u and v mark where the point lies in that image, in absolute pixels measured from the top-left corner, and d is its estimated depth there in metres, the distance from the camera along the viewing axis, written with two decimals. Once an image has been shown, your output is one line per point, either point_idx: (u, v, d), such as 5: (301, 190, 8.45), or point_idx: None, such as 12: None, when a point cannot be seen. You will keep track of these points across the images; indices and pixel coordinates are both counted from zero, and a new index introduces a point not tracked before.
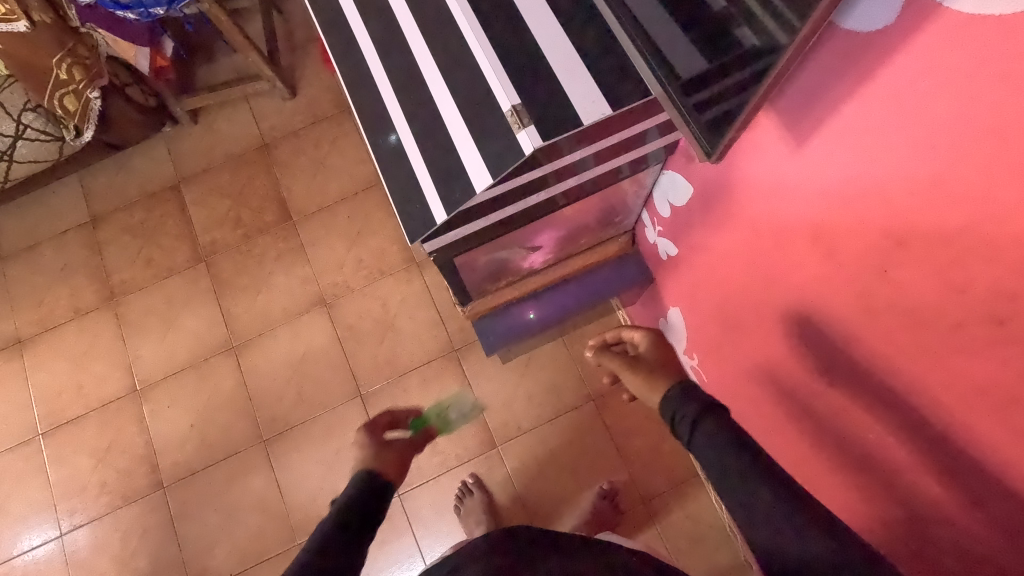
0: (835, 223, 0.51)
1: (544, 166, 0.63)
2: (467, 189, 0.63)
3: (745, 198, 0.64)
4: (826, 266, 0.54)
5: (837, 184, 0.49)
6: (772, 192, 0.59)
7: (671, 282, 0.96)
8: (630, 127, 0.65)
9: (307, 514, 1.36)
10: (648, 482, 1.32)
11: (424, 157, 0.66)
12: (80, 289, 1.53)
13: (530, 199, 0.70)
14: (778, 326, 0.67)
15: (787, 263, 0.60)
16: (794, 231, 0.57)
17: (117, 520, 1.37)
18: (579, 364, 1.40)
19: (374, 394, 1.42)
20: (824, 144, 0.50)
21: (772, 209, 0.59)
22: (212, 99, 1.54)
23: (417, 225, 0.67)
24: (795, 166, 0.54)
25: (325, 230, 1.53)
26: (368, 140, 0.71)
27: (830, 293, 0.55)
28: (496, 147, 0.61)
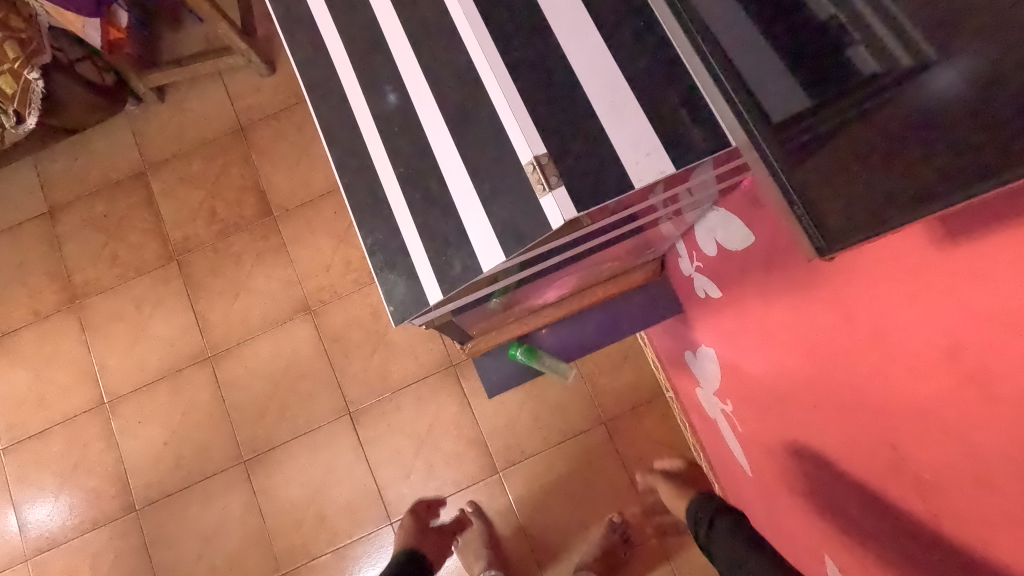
0: (997, 352, 0.34)
1: (567, 236, 0.53)
2: (470, 263, 0.54)
3: (841, 278, 0.48)
4: (973, 405, 0.38)
5: (1011, 301, 0.32)
6: (891, 284, 0.42)
7: (707, 322, 0.82)
8: (671, 183, 0.52)
9: (292, 542, 1.25)
10: (663, 514, 1.23)
11: (415, 219, 0.56)
12: (38, 289, 1.38)
13: (546, 247, 0.54)
14: (860, 428, 0.52)
15: (907, 381, 0.43)
16: (924, 346, 0.40)
17: (87, 545, 1.27)
18: (589, 384, 1.28)
19: (365, 412, 1.29)
20: (999, 251, 0.33)
21: (887, 308, 0.43)
22: (178, 75, 1.35)
23: (410, 299, 0.57)
24: (939, 267, 0.37)
25: (309, 227, 1.38)
26: (345, 188, 0.60)
27: (971, 437, 0.39)
28: (513, 208, 0.51)
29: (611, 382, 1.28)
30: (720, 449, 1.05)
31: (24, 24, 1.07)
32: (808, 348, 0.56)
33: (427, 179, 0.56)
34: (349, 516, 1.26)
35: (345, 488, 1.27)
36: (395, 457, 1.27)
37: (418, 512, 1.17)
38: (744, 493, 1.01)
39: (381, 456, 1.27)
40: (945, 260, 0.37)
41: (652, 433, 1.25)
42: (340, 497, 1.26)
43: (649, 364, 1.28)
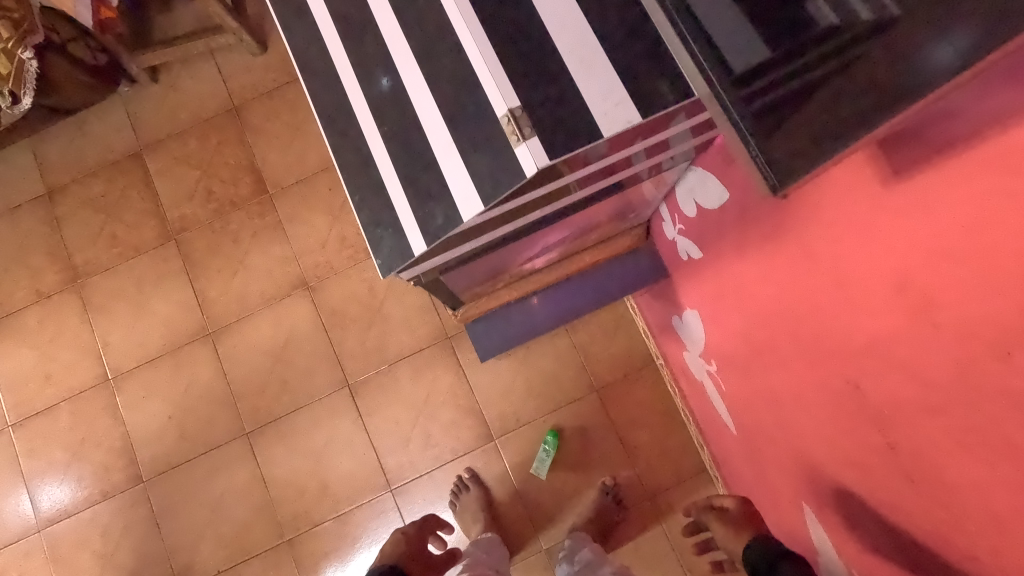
0: (936, 278, 0.38)
1: (547, 185, 0.55)
2: (452, 213, 0.55)
3: (802, 223, 0.51)
4: (918, 330, 0.41)
5: (948, 227, 0.35)
6: (845, 224, 0.45)
7: (692, 284, 0.84)
8: (646, 137, 0.55)
9: (295, 510, 1.29)
10: (654, 477, 1.27)
11: (399, 173, 0.57)
12: (40, 270, 1.41)
13: (528, 195, 0.55)
14: (826, 368, 0.55)
15: (861, 315, 0.47)
16: (875, 279, 0.43)
17: (96, 516, 1.31)
18: (582, 354, 1.31)
19: (363, 384, 1.33)
20: (936, 181, 0.36)
21: (843, 247, 0.46)
22: (171, 55, 1.36)
23: (397, 250, 0.58)
24: (885, 202, 0.40)
25: (304, 204, 1.39)
26: (331, 143, 0.60)
27: (919, 362, 0.42)
28: (491, 160, 0.53)
29: (603, 352, 1.31)
30: (706, 410, 1.09)
31: (17, 5, 1.06)
32: (778, 296, 0.59)
33: (410, 137, 0.57)
34: (350, 484, 1.30)
35: (345, 457, 1.30)
36: (393, 427, 1.31)
37: (410, 533, 1.10)
38: (730, 451, 1.06)
39: (380, 426, 1.31)
40: (891, 196, 0.40)
41: (643, 400, 1.29)
42: (340, 466, 1.30)
43: (639, 332, 1.31)
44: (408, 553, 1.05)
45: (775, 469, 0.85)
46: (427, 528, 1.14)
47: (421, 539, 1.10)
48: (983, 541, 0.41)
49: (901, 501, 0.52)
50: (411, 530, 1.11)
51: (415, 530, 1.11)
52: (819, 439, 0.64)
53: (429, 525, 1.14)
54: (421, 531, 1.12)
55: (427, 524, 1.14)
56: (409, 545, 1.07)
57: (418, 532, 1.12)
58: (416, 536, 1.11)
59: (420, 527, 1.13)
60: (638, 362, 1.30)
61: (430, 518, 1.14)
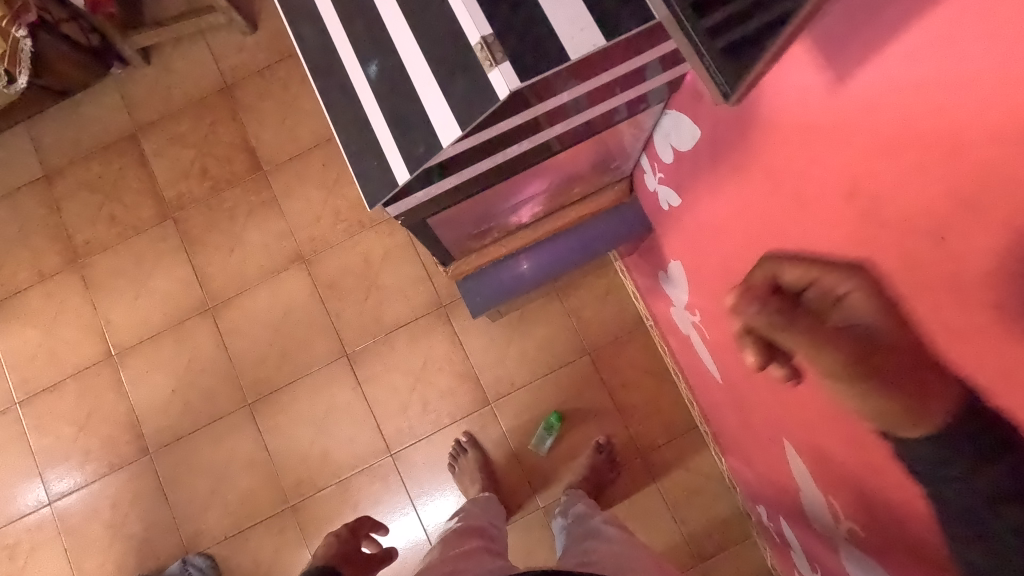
0: (879, 175, 0.41)
1: (525, 112, 0.52)
2: (430, 142, 0.51)
3: (764, 145, 0.55)
4: (864, 228, 0.44)
5: (885, 123, 0.39)
6: (804, 141, 0.49)
7: (675, 235, 0.87)
8: (627, 61, 0.53)
9: (298, 476, 1.33)
10: (646, 435, 1.30)
11: (379, 102, 0.53)
12: (41, 251, 1.43)
13: (505, 123, 0.52)
14: None
15: (822, 228, 0.50)
16: (829, 186, 0.47)
17: (105, 487, 1.35)
18: (573, 318, 1.34)
19: (361, 353, 1.36)
20: (872, 81, 0.39)
21: (801, 161, 0.50)
22: (162, 36, 1.38)
23: (376, 185, 0.54)
24: (831, 109, 0.44)
25: (298, 180, 1.42)
26: (312, 79, 0.57)
27: (866, 262, 0.46)
28: (466, 88, 0.49)
29: (594, 316, 1.34)
30: (695, 365, 1.12)
31: None
32: (752, 223, 0.63)
33: (389, 66, 0.53)
34: (351, 450, 1.33)
35: (346, 425, 1.34)
36: (391, 394, 1.34)
37: (342, 535, 1.04)
38: (718, 403, 1.09)
39: (379, 393, 1.35)
40: (838, 104, 0.43)
41: (635, 361, 1.32)
42: (341, 433, 1.34)
43: (629, 295, 1.34)
44: (340, 554, 0.99)
45: (758, 411, 0.88)
46: (363, 529, 1.07)
47: (355, 540, 1.04)
48: None
49: None
50: (344, 531, 1.05)
51: (348, 532, 1.05)
52: (794, 368, 0.67)
53: (364, 526, 1.08)
54: (356, 532, 1.06)
55: (363, 523, 1.08)
56: (341, 547, 1.01)
57: (352, 532, 1.05)
58: (349, 537, 1.04)
59: (353, 529, 1.06)
60: (630, 325, 1.33)
61: (365, 518, 1.08)
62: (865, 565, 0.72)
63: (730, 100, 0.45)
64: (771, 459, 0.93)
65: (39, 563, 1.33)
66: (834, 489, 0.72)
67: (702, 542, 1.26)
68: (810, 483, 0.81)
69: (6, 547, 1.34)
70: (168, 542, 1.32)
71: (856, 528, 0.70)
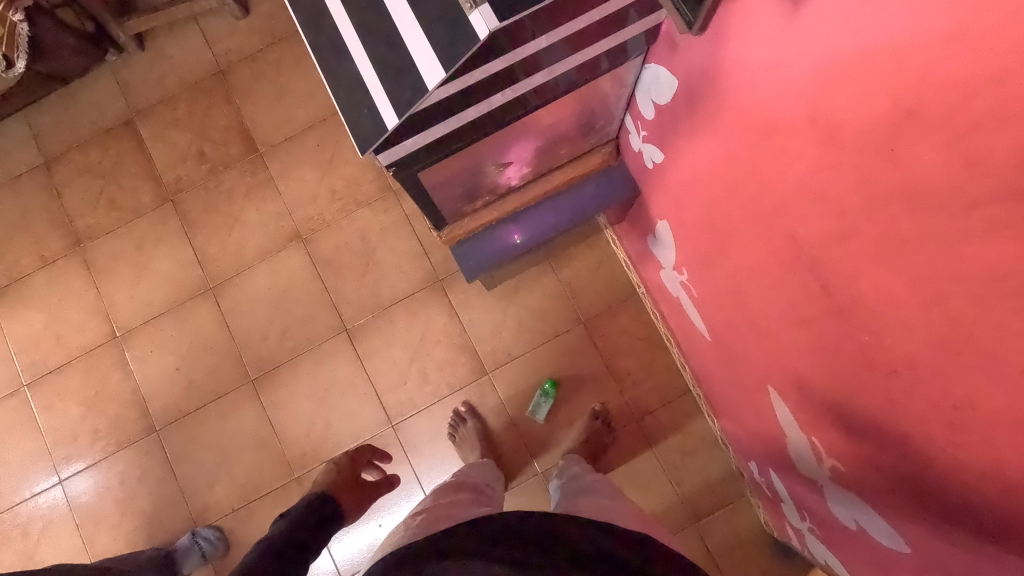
0: (836, 99, 0.46)
1: (506, 57, 0.55)
2: (417, 87, 0.54)
3: (735, 88, 0.59)
4: (826, 152, 0.49)
5: (840, 47, 0.43)
6: (769, 77, 0.53)
7: (658, 191, 0.92)
8: (600, 8, 0.56)
9: (302, 449, 1.36)
10: (640, 400, 1.33)
11: (369, 53, 0.56)
12: (43, 236, 1.46)
13: (486, 67, 0.55)
14: (769, 225, 0.63)
15: (789, 159, 0.55)
16: (794, 118, 0.52)
17: (114, 464, 1.38)
18: (567, 288, 1.37)
19: (360, 328, 1.39)
20: (826, 10, 0.44)
21: (768, 97, 0.54)
22: (156, 21, 1.40)
23: (368, 130, 0.58)
24: (792, 42, 0.48)
25: (294, 160, 1.44)
26: (305, 34, 0.59)
27: (830, 185, 0.50)
28: (449, 32, 0.52)
29: (588, 285, 1.37)
30: (685, 326, 1.16)
31: None
32: (728, 168, 0.67)
33: (378, 18, 0.55)
34: (353, 423, 1.36)
35: (347, 398, 1.37)
36: (391, 366, 1.37)
37: (342, 463, 1.09)
38: (709, 362, 1.12)
39: (378, 367, 1.38)
40: (798, 37, 0.48)
41: (628, 329, 1.35)
42: (343, 406, 1.37)
43: (620, 264, 1.36)
44: (341, 479, 1.05)
45: (745, 363, 0.92)
46: (362, 458, 1.13)
47: (355, 467, 1.09)
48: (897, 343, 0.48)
49: (839, 337, 0.59)
50: (344, 460, 1.10)
51: (349, 460, 1.10)
52: (774, 308, 0.71)
53: (363, 455, 1.13)
54: (355, 461, 1.11)
55: (361, 454, 1.13)
56: (342, 474, 1.06)
57: (352, 461, 1.10)
58: (349, 465, 1.10)
59: (353, 458, 1.12)
60: (622, 294, 1.36)
61: (366, 449, 1.13)
62: (848, 500, 0.76)
63: (694, 29, 0.56)
64: (760, 410, 0.97)
65: (51, 540, 1.36)
66: (816, 428, 0.75)
67: (697, 501, 1.29)
68: (795, 428, 0.84)
69: (19, 525, 1.37)
70: (177, 516, 1.35)
71: (837, 462, 0.73)
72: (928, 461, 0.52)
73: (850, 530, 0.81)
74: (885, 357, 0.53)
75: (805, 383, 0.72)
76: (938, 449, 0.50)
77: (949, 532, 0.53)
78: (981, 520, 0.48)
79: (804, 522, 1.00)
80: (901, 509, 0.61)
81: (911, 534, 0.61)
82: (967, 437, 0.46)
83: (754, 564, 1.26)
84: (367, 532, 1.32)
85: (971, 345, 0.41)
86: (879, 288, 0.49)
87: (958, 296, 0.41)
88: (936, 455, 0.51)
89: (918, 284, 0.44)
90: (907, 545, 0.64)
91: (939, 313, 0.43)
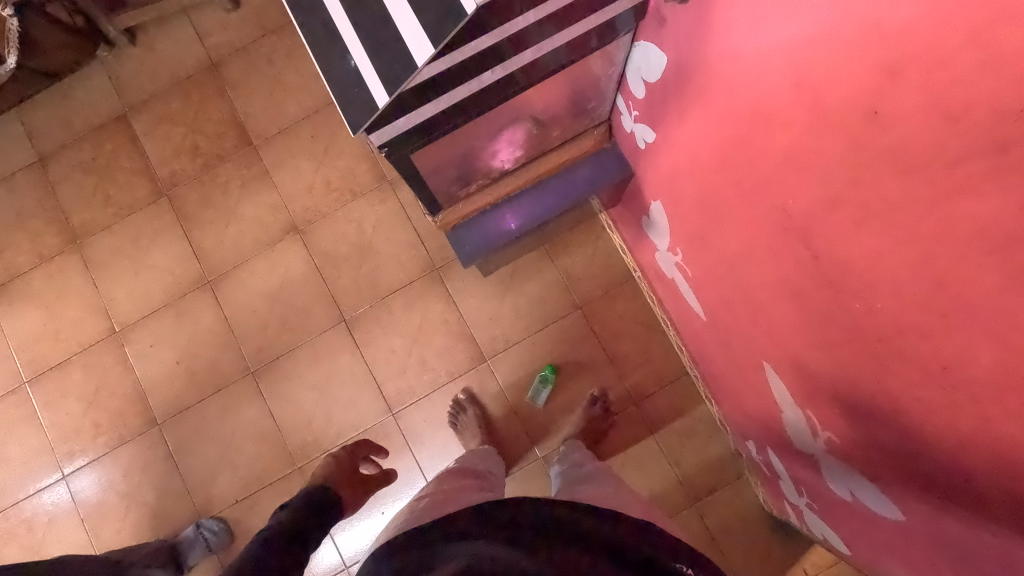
0: (820, 65, 0.46)
1: (494, 32, 0.56)
2: (407, 63, 0.55)
3: (721, 60, 0.60)
4: (812, 119, 0.49)
5: (822, 11, 0.44)
6: (753, 47, 0.54)
7: (651, 171, 0.93)
8: None
9: (304, 439, 1.37)
10: (638, 384, 1.34)
11: (357, 30, 0.56)
12: (40, 233, 1.46)
13: (475, 44, 0.56)
14: (760, 198, 0.64)
15: (777, 130, 0.55)
16: (780, 87, 0.52)
17: (117, 458, 1.39)
18: (563, 274, 1.37)
19: (358, 318, 1.39)
20: None
21: (754, 68, 0.55)
22: (146, 15, 1.40)
23: (360, 108, 0.58)
24: (775, 11, 0.49)
25: (289, 152, 1.44)
26: (295, 15, 0.60)
27: (818, 153, 0.51)
28: (436, 7, 0.52)
29: (584, 271, 1.37)
30: (681, 307, 1.16)
31: None
32: (719, 142, 0.68)
33: None
34: (353, 412, 1.37)
35: (347, 388, 1.38)
36: (390, 355, 1.38)
37: (342, 457, 1.09)
38: (704, 342, 1.13)
39: (377, 356, 1.38)
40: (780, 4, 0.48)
41: (625, 313, 1.36)
42: (343, 396, 1.38)
43: (616, 249, 1.37)
44: (340, 471, 1.05)
45: (740, 340, 0.92)
46: (360, 452, 1.13)
47: (354, 461, 1.09)
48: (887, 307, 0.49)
49: (829, 307, 0.60)
50: (343, 454, 1.09)
51: (348, 453, 1.10)
52: (767, 282, 0.72)
53: (362, 449, 1.14)
54: (353, 455, 1.10)
55: (360, 448, 1.13)
56: (341, 466, 1.06)
57: (351, 454, 1.11)
58: (348, 458, 1.10)
59: (352, 452, 1.12)
60: (618, 278, 1.36)
61: (364, 443, 1.14)
62: (842, 471, 0.77)
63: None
64: (755, 387, 0.97)
65: (57, 534, 1.37)
66: (810, 401, 0.76)
67: (696, 482, 1.30)
68: (789, 403, 0.85)
69: (24, 521, 1.38)
70: (181, 508, 1.36)
71: (832, 434, 0.74)
72: (919, 425, 0.53)
73: (846, 502, 0.82)
74: (874, 323, 0.53)
75: (799, 356, 0.73)
76: (926, 411, 0.51)
77: (941, 493, 0.54)
78: (969, 478, 0.49)
79: (802, 497, 1.01)
80: (894, 475, 0.62)
81: (904, 500, 0.62)
82: (955, 396, 0.47)
83: (754, 543, 1.27)
84: (371, 521, 1.33)
85: (958, 303, 0.42)
86: (868, 253, 0.50)
87: (944, 254, 0.41)
88: (925, 418, 0.52)
89: (904, 245, 0.45)
90: (901, 511, 0.65)
91: (925, 274, 0.44)
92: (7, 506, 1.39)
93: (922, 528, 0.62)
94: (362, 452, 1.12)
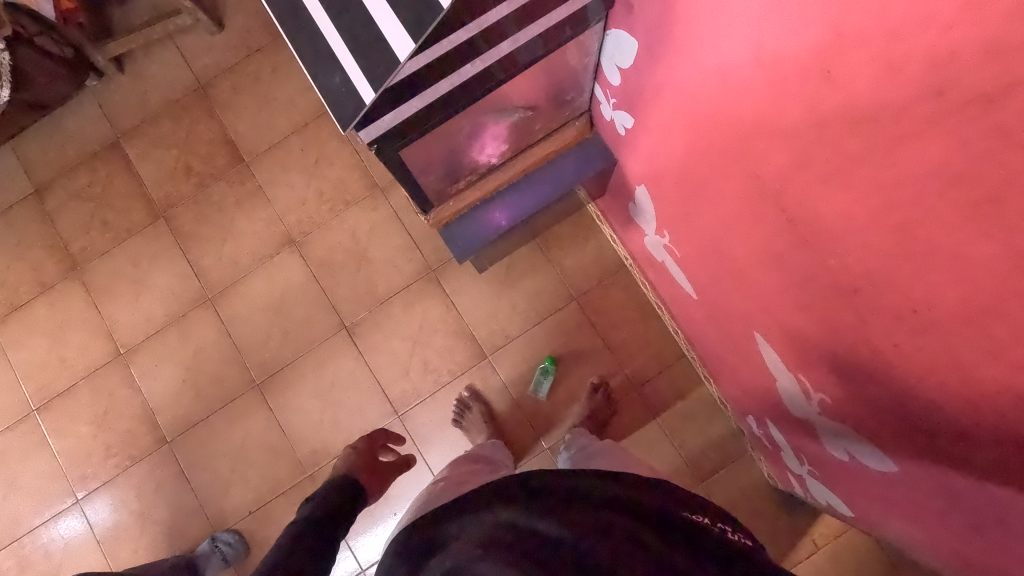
0: (777, 34, 0.49)
1: (470, 26, 0.59)
2: (390, 61, 0.58)
3: (687, 35, 0.62)
4: (773, 84, 0.53)
5: None
6: (715, 22, 0.56)
7: (632, 157, 0.96)
8: None
9: (313, 447, 1.39)
10: (638, 369, 1.37)
11: (341, 32, 0.59)
12: (41, 263, 1.48)
13: (453, 37, 0.59)
14: (736, 169, 0.67)
15: (744, 97, 0.58)
16: (742, 59, 0.55)
17: (129, 479, 1.41)
18: (558, 268, 1.40)
19: (359, 324, 1.42)
20: None
21: (716, 40, 0.58)
22: (134, 42, 1.44)
23: (347, 107, 0.61)
24: None
25: (280, 166, 1.48)
26: (280, 24, 0.63)
27: (781, 118, 0.54)
28: (414, 6, 0.56)
29: (577, 263, 1.40)
30: (673, 289, 1.19)
31: None
32: (692, 118, 0.71)
33: None
34: (360, 416, 1.39)
35: (354, 393, 1.40)
36: (391, 358, 1.41)
37: (359, 447, 1.10)
38: (698, 321, 1.16)
39: (379, 359, 1.41)
40: None
41: (619, 301, 1.38)
42: (350, 401, 1.40)
43: (607, 240, 1.40)
44: (357, 461, 1.06)
45: (729, 313, 0.95)
46: (378, 441, 1.14)
47: (373, 450, 1.10)
48: (867, 260, 0.52)
49: (808, 266, 0.62)
50: (359, 444, 1.11)
51: (364, 443, 1.11)
52: (750, 252, 0.75)
53: (379, 439, 1.14)
54: (371, 445, 1.12)
55: (377, 437, 1.14)
56: (358, 456, 1.07)
57: (369, 445, 1.11)
58: (365, 448, 1.11)
59: (370, 442, 1.12)
60: (610, 267, 1.39)
61: (381, 432, 1.14)
62: (839, 433, 0.78)
63: None
64: (750, 360, 1.00)
65: (74, 558, 1.38)
66: (801, 365, 0.78)
67: (701, 462, 1.32)
68: (783, 371, 0.87)
69: (40, 548, 1.40)
70: (196, 523, 1.38)
71: (824, 397, 0.76)
72: (900, 376, 0.56)
73: (844, 463, 0.84)
74: (850, 275, 0.56)
75: (784, 320, 0.75)
76: (906, 355, 0.53)
77: (928, 435, 0.56)
78: (950, 415, 0.51)
79: (804, 466, 1.03)
80: (884, 427, 0.64)
81: (894, 449, 0.65)
82: (926, 339, 0.49)
83: (762, 516, 1.29)
84: (385, 525, 1.35)
85: (920, 244, 0.45)
86: (836, 208, 0.53)
87: (903, 199, 0.44)
88: (904, 367, 0.55)
89: (869, 198, 0.48)
90: (894, 462, 0.67)
91: (889, 221, 0.47)
92: (23, 533, 1.41)
93: (915, 475, 0.64)
94: (379, 441, 1.13)
